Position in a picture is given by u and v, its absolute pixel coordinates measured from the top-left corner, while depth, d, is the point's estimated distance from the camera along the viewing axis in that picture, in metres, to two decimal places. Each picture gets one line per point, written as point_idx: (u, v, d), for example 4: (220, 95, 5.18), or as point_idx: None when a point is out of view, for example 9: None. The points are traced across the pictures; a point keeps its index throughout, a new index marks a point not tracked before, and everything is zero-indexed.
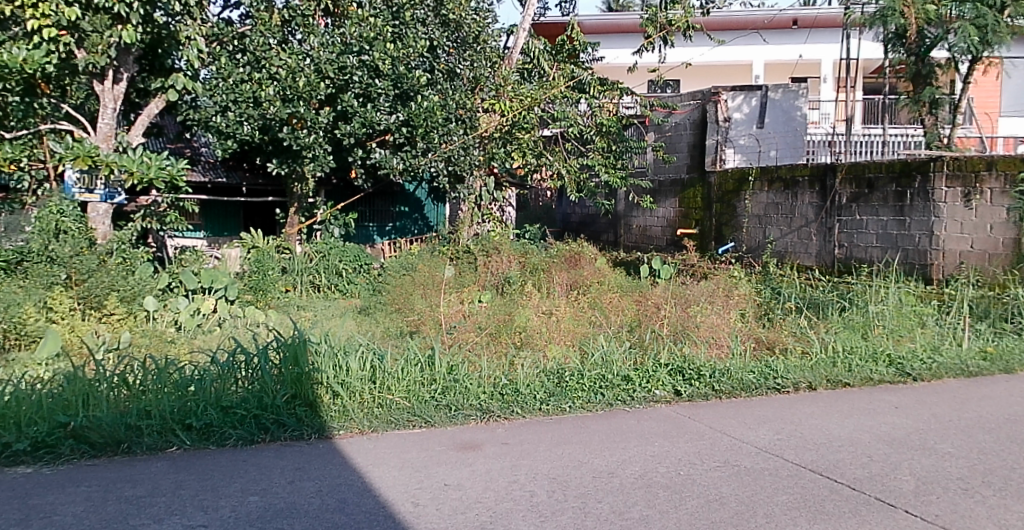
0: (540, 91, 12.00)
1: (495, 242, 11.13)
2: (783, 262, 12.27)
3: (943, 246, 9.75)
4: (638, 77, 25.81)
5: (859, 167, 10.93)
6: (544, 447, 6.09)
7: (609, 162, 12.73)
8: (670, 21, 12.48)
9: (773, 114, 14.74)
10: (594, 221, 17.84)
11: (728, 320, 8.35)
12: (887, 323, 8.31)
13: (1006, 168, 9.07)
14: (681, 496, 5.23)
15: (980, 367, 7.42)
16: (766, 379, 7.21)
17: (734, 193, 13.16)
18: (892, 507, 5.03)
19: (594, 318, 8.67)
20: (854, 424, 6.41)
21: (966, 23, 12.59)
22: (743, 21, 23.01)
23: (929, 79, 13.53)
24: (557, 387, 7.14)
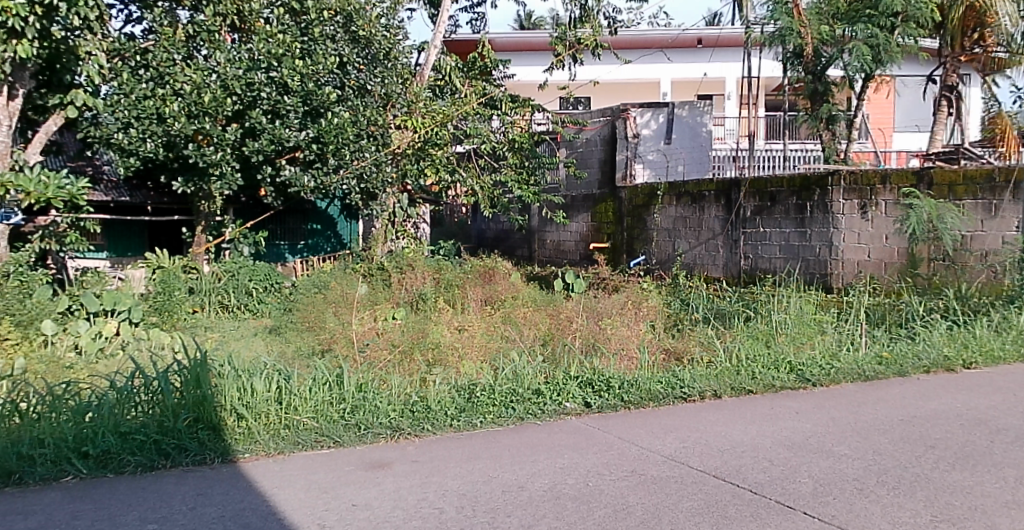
0: (452, 108, 12.23)
1: (409, 259, 11.10)
2: (692, 274, 12.60)
3: (841, 256, 10.35)
4: (550, 94, 26.31)
5: (763, 181, 11.37)
6: (455, 463, 6.05)
7: (522, 177, 13.01)
8: (579, 39, 12.71)
9: (679, 130, 15.15)
10: (510, 238, 18.00)
11: (637, 331, 8.53)
12: (789, 331, 8.54)
13: (899, 181, 9.75)
14: (589, 506, 5.25)
15: (876, 371, 7.67)
16: (673, 389, 7.32)
17: (644, 207, 13.53)
18: (791, 510, 5.14)
19: (508, 333, 8.72)
20: (756, 430, 6.56)
21: (860, 42, 13.56)
22: (649, 40, 23.66)
23: (825, 96, 14.74)
24: (467, 402, 7.11)
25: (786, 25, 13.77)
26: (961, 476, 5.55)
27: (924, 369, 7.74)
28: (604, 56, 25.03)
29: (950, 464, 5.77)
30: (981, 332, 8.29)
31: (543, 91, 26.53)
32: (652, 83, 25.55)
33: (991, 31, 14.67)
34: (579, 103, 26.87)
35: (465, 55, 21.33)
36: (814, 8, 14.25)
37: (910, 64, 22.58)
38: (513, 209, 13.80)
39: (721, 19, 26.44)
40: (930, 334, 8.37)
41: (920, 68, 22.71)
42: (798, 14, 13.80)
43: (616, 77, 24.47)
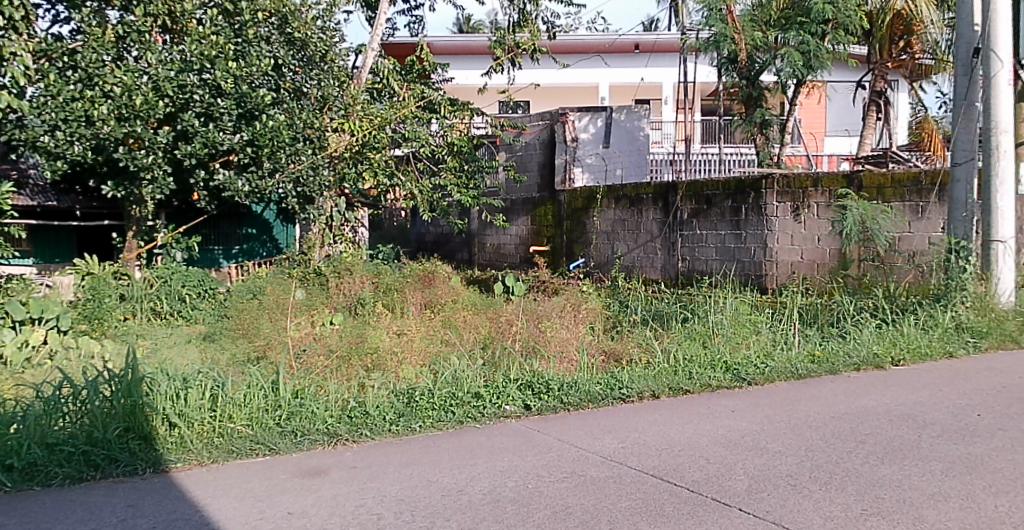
0: (391, 110, 12.17)
1: (347, 263, 10.96)
2: (631, 275, 13.37)
3: (775, 257, 10.92)
4: (489, 97, 26.35)
5: (698, 185, 12.03)
6: (393, 468, 5.97)
7: (461, 181, 13.11)
8: (517, 43, 12.75)
9: (617, 135, 15.32)
10: (449, 241, 18.35)
11: (577, 334, 8.60)
12: (725, 331, 8.67)
13: (830, 185, 10.27)
14: (528, 508, 5.23)
15: (808, 369, 7.83)
16: (612, 390, 7.37)
17: (584, 210, 14.24)
18: (727, 506, 5.19)
19: (447, 338, 8.72)
20: (693, 428, 6.65)
21: (791, 49, 14.11)
22: (586, 45, 23.96)
23: (759, 101, 15.23)
24: (406, 406, 7.04)
25: (721, 32, 14.33)
26: (890, 470, 5.68)
27: (855, 366, 7.93)
28: (542, 60, 25.29)
29: (879, 459, 5.91)
30: (909, 330, 8.51)
31: (482, 94, 26.64)
32: (590, 88, 25.85)
33: (918, 38, 15.35)
34: (519, 108, 27.07)
35: (404, 58, 21.35)
36: (749, 14, 14.83)
37: (840, 71, 23.22)
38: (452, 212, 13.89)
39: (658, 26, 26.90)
40: (861, 333, 8.58)
41: (849, 75, 23.44)
42: (732, 21, 14.36)
43: (554, 81, 24.67)
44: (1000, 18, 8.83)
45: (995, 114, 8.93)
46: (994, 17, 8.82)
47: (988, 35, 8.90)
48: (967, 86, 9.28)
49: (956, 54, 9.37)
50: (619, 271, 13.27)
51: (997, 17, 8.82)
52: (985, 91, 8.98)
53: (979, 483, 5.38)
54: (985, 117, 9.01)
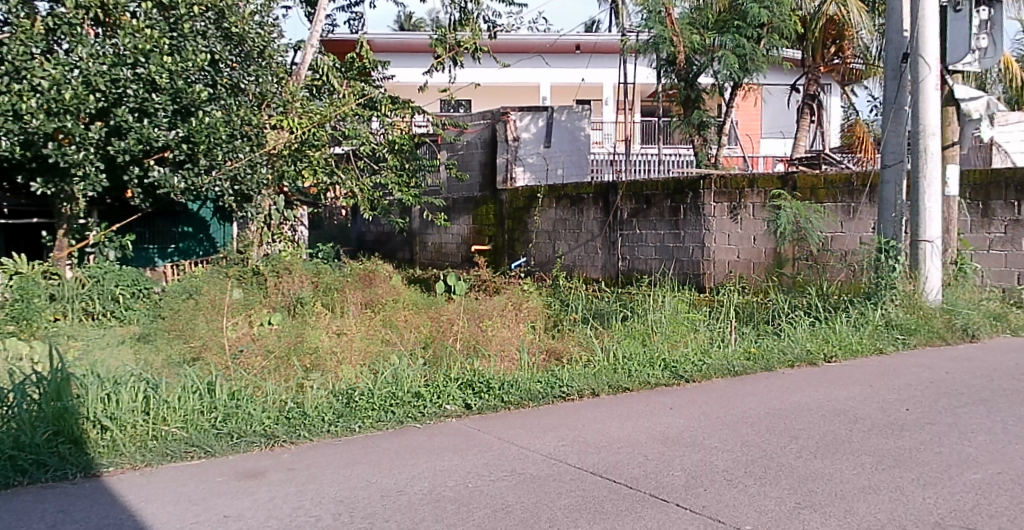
0: (331, 108, 12.02)
1: (286, 262, 10.78)
2: (572, 274, 13.91)
3: (713, 257, 11.54)
4: (431, 96, 26.36)
5: (639, 185, 12.64)
6: (332, 469, 5.90)
7: (402, 180, 13.20)
8: (458, 42, 12.69)
9: (558, 135, 15.83)
10: (389, 240, 18.58)
11: (518, 333, 8.64)
12: (664, 329, 8.79)
13: (765, 185, 10.94)
14: (468, 507, 5.22)
15: (744, 367, 7.98)
16: (552, 388, 7.40)
17: (525, 209, 14.72)
18: (664, 502, 5.26)
19: (388, 337, 8.67)
20: (632, 425, 6.72)
21: (728, 52, 14.50)
22: (527, 44, 24.12)
23: (697, 103, 15.45)
24: (346, 407, 6.96)
25: (660, 34, 14.50)
26: (822, 464, 5.83)
27: (788, 363, 8.11)
28: (483, 59, 25.35)
29: (811, 453, 6.05)
30: (841, 327, 8.73)
31: (423, 92, 26.59)
32: (531, 87, 26.00)
33: (850, 43, 15.86)
34: (460, 107, 27.12)
35: (344, 55, 21.17)
36: (687, 17, 15.05)
37: (775, 73, 23.79)
38: (393, 212, 13.85)
39: (599, 26, 27.20)
40: (794, 330, 8.79)
41: (784, 77, 24.03)
42: (670, 23, 14.51)
43: (496, 81, 24.75)
44: (929, 23, 9.09)
45: (923, 116, 9.12)
46: (923, 23, 9.09)
47: (915, 41, 9.17)
48: (896, 89, 9.52)
49: (885, 58, 9.65)
50: (560, 269, 13.79)
51: (925, 23, 9.10)
52: (913, 95, 9.19)
53: (907, 476, 5.54)
54: (913, 120, 9.20)
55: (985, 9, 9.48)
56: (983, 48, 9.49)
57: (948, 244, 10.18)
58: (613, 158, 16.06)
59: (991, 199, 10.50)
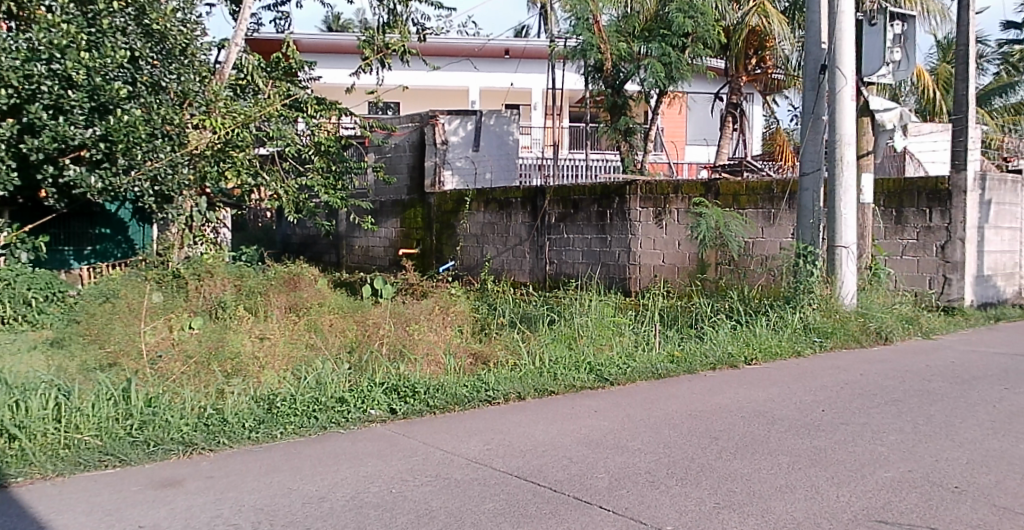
0: (255, 108, 11.73)
1: (207, 264, 10.50)
2: (500, 277, 14.23)
3: (639, 261, 11.99)
4: (359, 98, 26.20)
5: (566, 190, 13.02)
6: (252, 477, 5.78)
7: (328, 183, 13.08)
8: (387, 44, 12.59)
9: (488, 139, 15.96)
10: (315, 243, 18.46)
11: (445, 337, 8.63)
12: (590, 333, 8.88)
13: (689, 191, 11.43)
14: (392, 513, 5.16)
15: (667, 370, 8.11)
16: (478, 392, 7.40)
17: (453, 213, 14.91)
18: (588, 504, 5.29)
19: (312, 342, 8.54)
20: (557, 429, 6.77)
21: (655, 60, 14.82)
22: (455, 48, 24.13)
23: (624, 110, 15.79)
24: (267, 413, 6.83)
25: (587, 41, 14.73)
26: (741, 464, 5.96)
27: (710, 366, 8.28)
28: (411, 62, 25.27)
29: (731, 454, 6.18)
30: (761, 331, 8.95)
31: (350, 93, 26.39)
32: (461, 91, 26.04)
33: (771, 53, 16.36)
34: (388, 109, 27.02)
35: (271, 55, 20.89)
36: (614, 25, 15.27)
37: (700, 82, 24.35)
38: (319, 214, 13.72)
39: (528, 31, 27.40)
40: (716, 333, 8.97)
41: (708, 86, 24.63)
42: (598, 31, 14.78)
43: (425, 83, 24.72)
44: (845, 37, 9.41)
45: (840, 126, 9.42)
46: (841, 37, 9.40)
47: (834, 53, 9.44)
48: (814, 100, 9.84)
49: (805, 69, 9.92)
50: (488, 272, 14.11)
51: (843, 36, 9.41)
52: (831, 105, 9.46)
53: (822, 475, 5.71)
54: (831, 130, 9.48)
55: (899, 23, 9.79)
56: (897, 61, 9.81)
57: (864, 250, 10.40)
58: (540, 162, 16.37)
59: (904, 206, 10.92)
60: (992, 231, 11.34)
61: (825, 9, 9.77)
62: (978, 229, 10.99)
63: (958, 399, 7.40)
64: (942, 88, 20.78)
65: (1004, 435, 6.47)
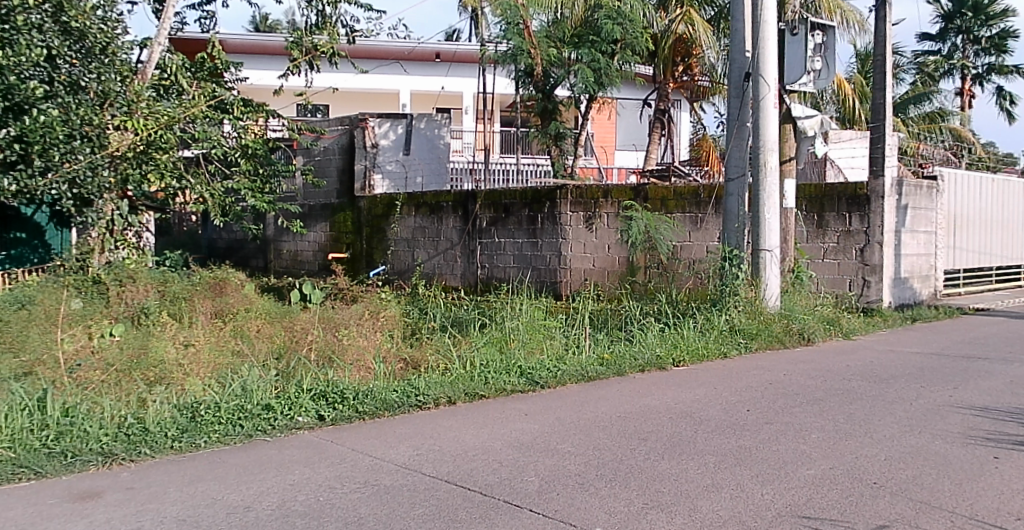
0: (179, 109, 11.41)
1: (129, 270, 10.21)
2: (431, 281, 14.31)
3: (570, 265, 12.36)
4: (287, 100, 25.84)
5: (497, 195, 13.25)
6: (175, 487, 5.62)
7: (255, 186, 12.91)
8: (315, 45, 12.50)
9: (417, 143, 16.13)
10: (242, 247, 18.20)
11: (375, 341, 8.57)
12: (522, 336, 8.91)
13: (617, 196, 11.81)
14: (319, 521, 5.08)
15: (597, 372, 8.20)
16: (408, 397, 7.36)
17: (383, 217, 14.98)
18: (517, 508, 5.30)
19: (239, 348, 8.38)
20: (487, 433, 6.77)
21: (584, 65, 14.95)
22: (385, 51, 24.02)
23: (554, 115, 15.93)
24: (190, 422, 6.67)
25: (518, 46, 14.80)
26: (669, 465, 6.06)
27: (640, 368, 8.40)
28: (340, 64, 25.04)
29: (659, 454, 6.28)
30: (688, 333, 9.11)
31: (279, 95, 26.02)
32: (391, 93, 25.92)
33: (698, 61, 16.73)
34: (318, 113, 26.72)
35: (195, 54, 20.44)
36: (544, 31, 15.43)
37: (629, 88, 24.75)
38: (245, 218, 13.56)
39: (459, 36, 27.44)
40: (646, 336, 9.10)
41: (636, 92, 25.06)
42: (529, 36, 14.86)
43: (355, 85, 24.54)
44: (768, 45, 9.66)
45: (763, 133, 9.66)
46: (764, 45, 9.65)
47: (758, 61, 9.69)
48: (739, 107, 10.06)
49: (730, 76, 10.13)
50: (419, 277, 14.19)
51: (766, 45, 9.66)
52: (754, 111, 9.71)
53: (747, 474, 5.83)
54: (755, 136, 9.72)
55: (820, 33, 10.03)
56: (817, 69, 10.07)
57: (787, 254, 10.76)
58: (471, 167, 16.55)
59: (825, 211, 11.26)
60: (909, 235, 11.79)
61: (749, 18, 9.99)
62: (895, 233, 11.39)
63: (876, 397, 7.67)
64: (861, 97, 21.53)
65: (920, 431, 6.72)
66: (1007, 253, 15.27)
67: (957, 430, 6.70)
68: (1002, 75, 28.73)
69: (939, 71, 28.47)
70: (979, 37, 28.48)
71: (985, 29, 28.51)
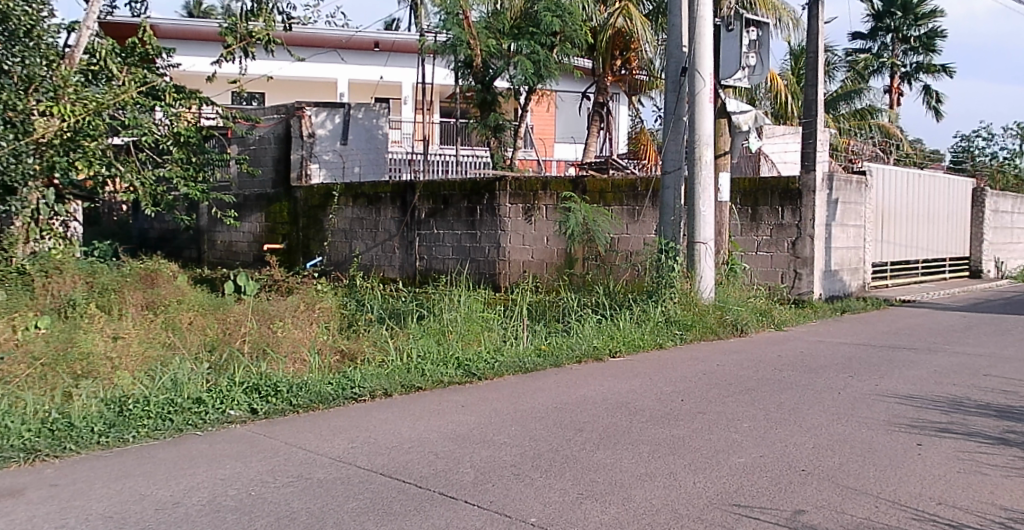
0: (108, 95, 11.08)
1: (55, 260, 9.92)
2: (369, 272, 14.31)
3: (508, 257, 12.42)
4: (221, 86, 25.37)
5: (436, 186, 13.28)
6: (101, 483, 5.48)
7: (187, 175, 12.68)
8: (250, 32, 12.30)
9: (355, 133, 16.22)
10: (174, 238, 17.89)
11: (311, 334, 8.51)
12: (459, 328, 8.92)
13: (556, 189, 11.91)
14: (251, 516, 5.00)
15: (535, 363, 8.25)
16: (343, 390, 7.31)
17: (320, 208, 14.94)
18: (452, 500, 5.30)
19: (170, 341, 8.22)
20: (424, 425, 6.77)
21: (523, 57, 14.99)
22: (322, 39, 23.73)
23: (494, 106, 15.94)
24: (117, 417, 6.51)
25: (457, 36, 14.80)
26: (604, 455, 6.13)
27: (576, 359, 8.48)
28: (277, 51, 24.62)
29: (594, 445, 6.35)
30: (625, 324, 9.23)
31: (213, 82, 25.46)
32: (328, 82, 25.64)
33: (636, 54, 16.91)
34: (254, 100, 26.24)
35: (124, 39, 19.93)
36: (484, 21, 15.41)
37: (569, 81, 24.89)
38: (178, 208, 13.31)
39: (398, 25, 27.21)
40: (583, 328, 9.19)
41: (576, 84, 25.21)
42: (468, 26, 14.87)
43: (291, 73, 24.22)
44: (703, 40, 9.78)
45: (699, 127, 9.80)
46: (701, 40, 9.77)
47: (694, 56, 9.81)
48: (675, 102, 10.22)
49: (667, 72, 10.28)
50: (357, 268, 14.18)
51: (703, 40, 9.78)
52: (691, 106, 9.85)
53: (680, 463, 5.93)
54: (691, 130, 9.85)
55: (754, 29, 10.25)
56: (752, 65, 10.29)
57: (721, 246, 10.92)
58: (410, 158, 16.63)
59: (759, 205, 11.52)
60: (839, 229, 12.11)
61: (685, 14, 10.13)
62: (826, 227, 11.68)
63: (806, 387, 7.86)
64: (795, 93, 22.04)
65: (847, 420, 6.91)
66: (932, 248, 15.81)
67: (883, 418, 6.92)
68: (930, 73, 29.66)
69: (870, 69, 29.28)
70: (908, 36, 29.36)
71: (914, 29, 29.39)
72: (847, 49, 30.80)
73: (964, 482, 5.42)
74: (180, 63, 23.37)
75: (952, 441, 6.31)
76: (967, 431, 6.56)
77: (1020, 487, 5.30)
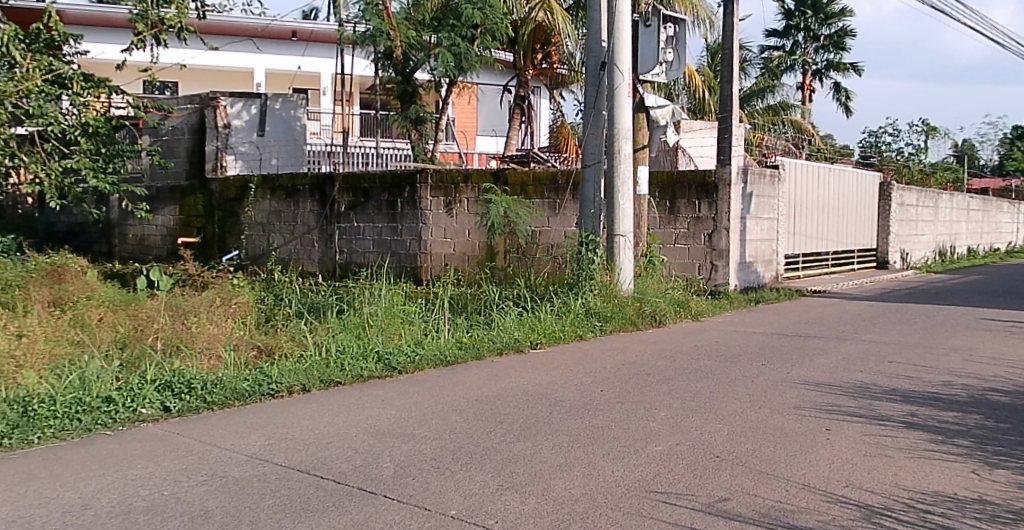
0: (10, 83, 10.64)
1: None
2: (288, 265, 14.14)
3: (429, 250, 12.42)
4: (130, 75, 24.60)
5: (356, 179, 13.18)
6: (3, 487, 5.29)
7: (96, 165, 12.27)
8: (162, 19, 11.95)
9: (273, 123, 16.04)
10: (84, 232, 17.35)
11: (226, 329, 8.35)
12: (380, 322, 8.90)
13: (477, 181, 11.96)
14: (163, 516, 4.90)
15: (455, 356, 8.29)
16: (259, 386, 7.23)
17: (237, 200, 14.68)
18: (371, 494, 5.29)
19: (77, 338, 7.98)
20: (342, 420, 6.73)
21: (444, 49, 14.96)
22: (237, 27, 23.20)
23: (414, 98, 15.87)
24: (20, 417, 6.27)
25: (377, 27, 14.66)
26: (523, 446, 6.20)
27: (497, 351, 8.55)
28: (190, 39, 23.98)
29: (515, 436, 6.42)
30: (545, 316, 9.33)
31: (122, 71, 24.69)
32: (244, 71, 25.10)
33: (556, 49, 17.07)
34: (166, 89, 25.54)
35: (27, 24, 19.13)
36: (404, 13, 15.33)
37: (491, 74, 24.95)
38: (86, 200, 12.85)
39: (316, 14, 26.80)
40: (504, 320, 9.27)
41: (498, 77, 25.32)
42: (387, 17, 14.78)
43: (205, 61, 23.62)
44: (622, 37, 9.93)
45: (618, 121, 9.95)
46: (620, 36, 9.90)
47: (613, 52, 9.95)
48: (595, 96, 10.35)
49: (586, 66, 10.41)
50: (275, 261, 14.00)
51: (622, 36, 9.92)
52: (609, 100, 9.99)
53: (599, 453, 6.04)
54: (610, 124, 9.98)
55: (672, 25, 10.43)
56: (669, 61, 10.49)
57: (639, 239, 11.12)
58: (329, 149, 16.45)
59: (676, 198, 11.80)
60: (753, 221, 12.47)
61: (605, 9, 10.27)
62: (741, 219, 12.01)
63: (720, 375, 8.09)
64: (712, 88, 22.58)
65: (760, 408, 7.14)
66: (842, 240, 16.42)
67: (793, 405, 7.17)
68: (840, 71, 30.67)
69: (784, 66, 30.15)
70: (820, 35, 30.33)
71: (824, 28, 30.37)
72: (762, 47, 31.64)
73: (869, 465, 5.67)
74: (88, 50, 22.54)
75: (859, 425, 6.59)
76: (873, 415, 6.86)
77: (920, 468, 5.57)
